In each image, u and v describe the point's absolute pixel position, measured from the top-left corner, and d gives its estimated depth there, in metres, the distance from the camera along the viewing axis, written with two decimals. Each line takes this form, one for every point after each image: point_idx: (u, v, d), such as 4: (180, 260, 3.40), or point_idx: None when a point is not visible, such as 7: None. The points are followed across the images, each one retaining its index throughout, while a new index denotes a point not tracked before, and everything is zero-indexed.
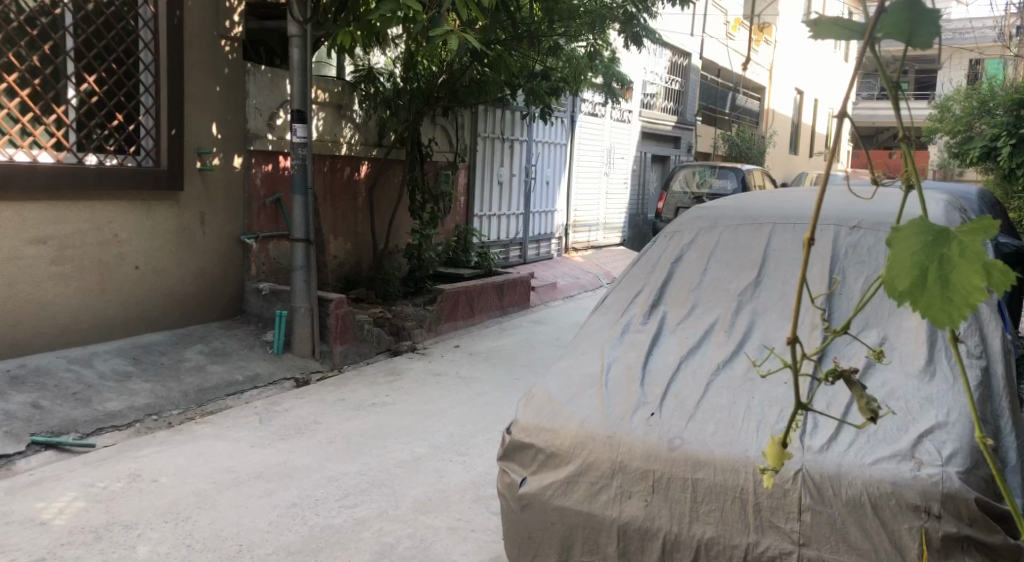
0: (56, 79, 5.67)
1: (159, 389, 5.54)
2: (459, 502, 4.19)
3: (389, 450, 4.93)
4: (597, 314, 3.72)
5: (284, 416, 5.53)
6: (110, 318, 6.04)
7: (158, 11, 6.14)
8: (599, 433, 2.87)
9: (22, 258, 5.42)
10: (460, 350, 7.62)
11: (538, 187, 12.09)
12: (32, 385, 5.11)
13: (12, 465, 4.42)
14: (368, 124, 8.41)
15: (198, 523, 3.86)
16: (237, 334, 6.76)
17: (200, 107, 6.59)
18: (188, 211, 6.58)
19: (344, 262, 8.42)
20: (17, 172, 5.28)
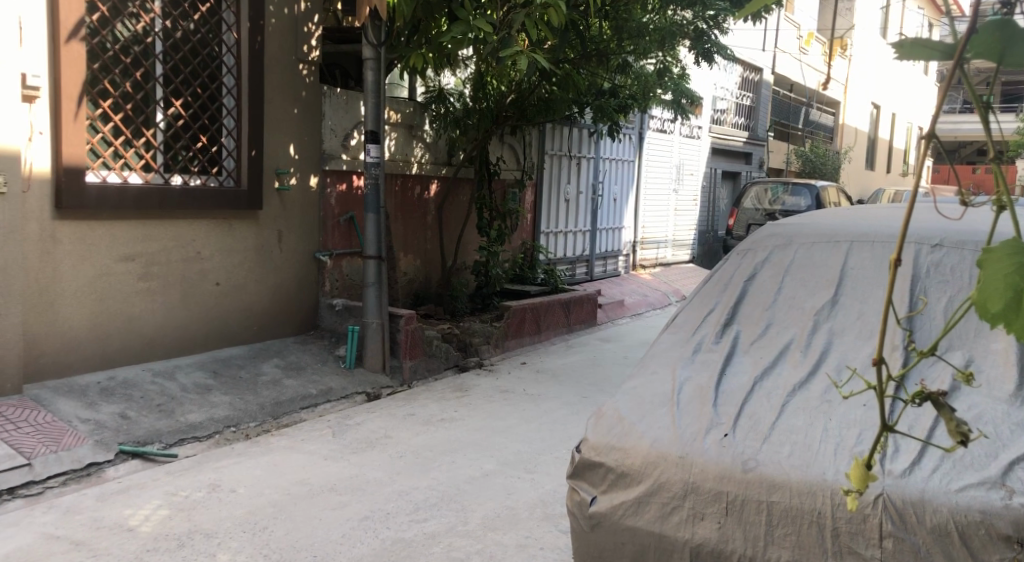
0: (147, 104, 5.94)
1: (238, 402, 5.72)
2: (528, 519, 4.20)
3: (458, 465, 4.98)
4: (667, 333, 3.70)
5: (356, 430, 5.65)
6: (192, 332, 6.28)
7: (240, 37, 6.41)
8: (670, 454, 2.85)
9: (112, 275, 5.68)
10: (528, 367, 7.64)
11: (605, 204, 12.06)
12: (120, 397, 5.35)
13: (101, 473, 4.62)
14: (438, 144, 8.56)
15: (275, 533, 3.97)
16: (312, 349, 6.93)
17: (279, 130, 6.83)
18: (266, 229, 6.80)
19: (413, 278, 8.55)
20: (110, 193, 5.57)
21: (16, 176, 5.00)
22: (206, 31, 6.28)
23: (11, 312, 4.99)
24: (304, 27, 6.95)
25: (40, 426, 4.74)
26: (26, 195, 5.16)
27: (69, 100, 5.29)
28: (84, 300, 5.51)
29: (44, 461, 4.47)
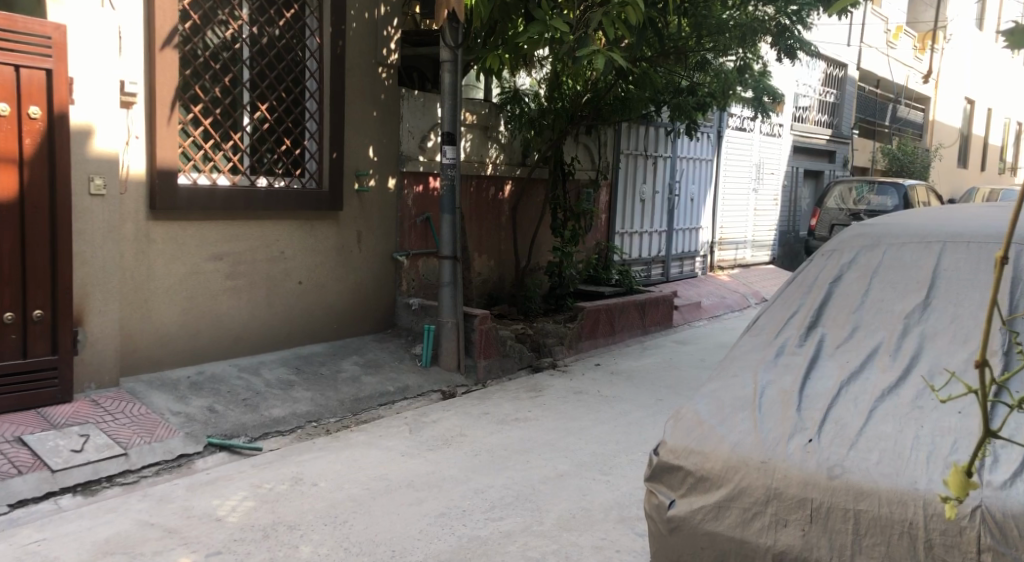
0: (234, 109, 6.17)
1: (319, 398, 5.87)
2: (603, 521, 4.18)
3: (533, 465, 4.99)
4: (748, 336, 3.61)
5: (433, 427, 5.72)
6: (275, 330, 6.47)
7: (323, 42, 6.57)
8: (751, 458, 2.79)
9: (202, 273, 5.90)
10: (602, 369, 7.60)
11: (682, 204, 11.89)
12: (209, 391, 5.56)
13: (191, 464, 4.81)
14: (513, 145, 8.58)
15: (354, 527, 4.06)
16: (389, 347, 7.06)
17: (359, 132, 6.97)
18: (346, 230, 6.96)
19: (487, 278, 8.61)
20: (201, 194, 5.78)
21: (114, 179, 5.24)
22: (291, 37, 6.46)
23: (110, 308, 5.27)
24: (384, 31, 7.08)
25: (135, 418, 4.98)
26: (123, 197, 5.40)
27: (163, 106, 5.50)
28: (175, 297, 5.75)
29: (139, 451, 4.68)
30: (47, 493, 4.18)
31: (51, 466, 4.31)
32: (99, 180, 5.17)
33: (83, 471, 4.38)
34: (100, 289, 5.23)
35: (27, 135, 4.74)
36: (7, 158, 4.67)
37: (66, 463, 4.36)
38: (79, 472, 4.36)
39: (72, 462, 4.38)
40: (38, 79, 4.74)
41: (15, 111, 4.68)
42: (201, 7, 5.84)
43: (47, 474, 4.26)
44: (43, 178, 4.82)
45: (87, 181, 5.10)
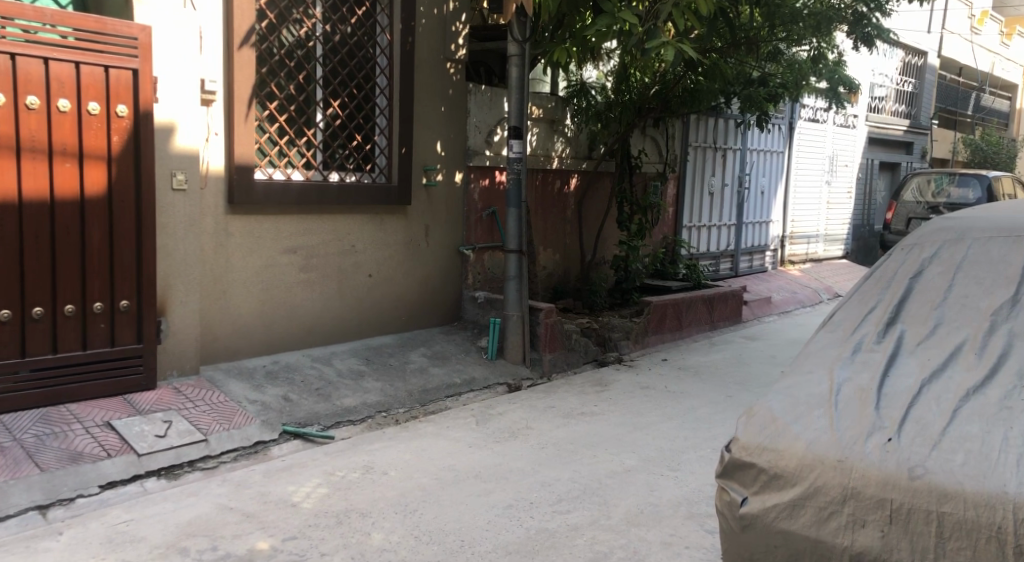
0: (308, 105, 6.31)
1: (388, 388, 5.97)
2: (672, 517, 4.15)
3: (600, 460, 4.98)
4: (823, 332, 3.53)
5: (499, 420, 5.76)
6: (346, 322, 6.61)
7: (393, 39, 6.66)
8: (828, 457, 2.74)
9: (278, 266, 6.07)
10: (669, 364, 7.53)
11: (752, 197, 11.68)
12: (283, 380, 5.73)
13: (267, 451, 4.95)
14: (579, 138, 8.56)
15: (424, 516, 4.12)
16: (456, 340, 7.14)
17: (428, 127, 7.06)
18: (415, 224, 7.06)
19: (553, 272, 8.62)
20: (276, 189, 5.94)
21: (195, 175, 5.42)
22: (362, 34, 6.57)
23: (190, 299, 5.46)
24: (453, 26, 7.13)
25: (214, 406, 5.16)
26: (203, 192, 5.59)
27: (241, 103, 5.67)
28: (251, 289, 5.93)
29: (218, 437, 4.84)
30: (134, 476, 4.36)
31: (137, 451, 4.49)
32: (181, 176, 5.36)
33: (167, 456, 4.55)
34: (182, 281, 5.42)
35: (116, 133, 4.93)
36: (97, 155, 4.87)
37: (151, 448, 4.54)
38: (163, 456, 4.54)
39: (157, 447, 4.56)
40: (125, 79, 4.93)
41: (105, 110, 4.88)
42: (277, 6, 5.99)
43: (134, 458, 4.45)
44: (130, 175, 5.02)
45: (169, 177, 5.29)
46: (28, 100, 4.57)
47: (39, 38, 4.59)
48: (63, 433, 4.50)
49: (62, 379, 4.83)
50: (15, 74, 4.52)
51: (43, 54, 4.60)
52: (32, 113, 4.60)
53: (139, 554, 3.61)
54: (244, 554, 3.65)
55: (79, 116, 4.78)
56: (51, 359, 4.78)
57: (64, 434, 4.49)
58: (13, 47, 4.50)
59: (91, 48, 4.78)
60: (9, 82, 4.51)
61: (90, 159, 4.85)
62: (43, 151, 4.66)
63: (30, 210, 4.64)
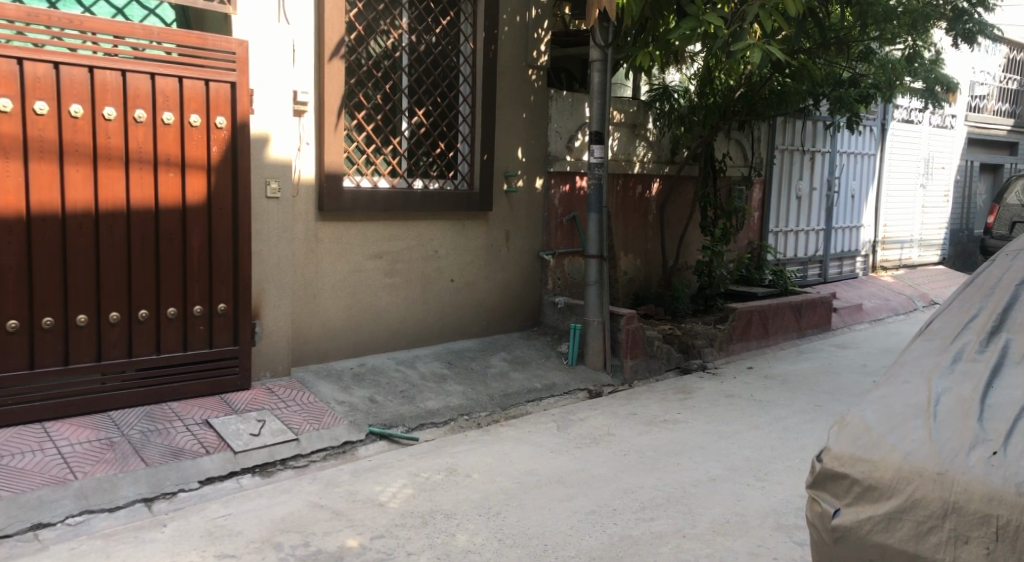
0: (394, 114, 6.46)
1: (470, 392, 6.05)
2: (759, 528, 4.07)
3: (684, 468, 4.92)
4: (920, 340, 3.39)
5: (580, 425, 5.76)
6: (428, 326, 6.73)
7: (476, 47, 6.75)
8: (927, 469, 2.64)
9: (363, 271, 6.23)
10: (755, 372, 7.38)
11: (842, 201, 11.32)
12: (369, 382, 5.87)
13: (354, 451, 5.08)
14: (661, 142, 8.43)
15: (507, 519, 4.16)
16: (536, 345, 7.18)
17: (509, 133, 7.12)
18: (496, 229, 7.14)
19: (634, 278, 8.55)
20: (363, 197, 6.09)
21: (288, 183, 5.62)
22: (446, 43, 6.68)
23: (282, 302, 5.66)
24: (535, 33, 7.18)
25: (304, 406, 5.34)
26: (295, 200, 5.78)
27: (331, 114, 5.85)
28: (339, 293, 6.10)
29: (309, 437, 5.00)
30: (231, 472, 4.55)
31: (233, 448, 4.68)
32: (275, 184, 5.56)
33: (261, 454, 4.73)
34: (274, 285, 5.62)
35: (215, 143, 5.16)
36: (198, 165, 5.11)
37: (246, 446, 4.73)
38: (257, 454, 4.71)
39: (251, 445, 4.75)
40: (224, 92, 5.15)
41: (205, 121, 5.11)
42: (366, 18, 6.15)
43: (230, 455, 4.64)
44: (227, 183, 5.25)
45: (263, 185, 5.50)
46: (136, 113, 4.82)
47: (147, 55, 4.84)
48: (165, 430, 4.73)
49: (164, 378, 5.07)
50: (125, 88, 4.78)
51: (150, 70, 4.85)
52: (139, 125, 4.85)
53: (237, 547, 3.76)
54: (335, 551, 3.76)
55: (182, 128, 5.02)
56: (154, 359, 5.03)
57: (167, 431, 4.72)
58: (123, 63, 4.75)
59: (193, 63, 5.02)
60: (120, 96, 4.77)
61: (191, 168, 5.08)
62: (149, 161, 4.92)
63: (137, 217, 4.90)
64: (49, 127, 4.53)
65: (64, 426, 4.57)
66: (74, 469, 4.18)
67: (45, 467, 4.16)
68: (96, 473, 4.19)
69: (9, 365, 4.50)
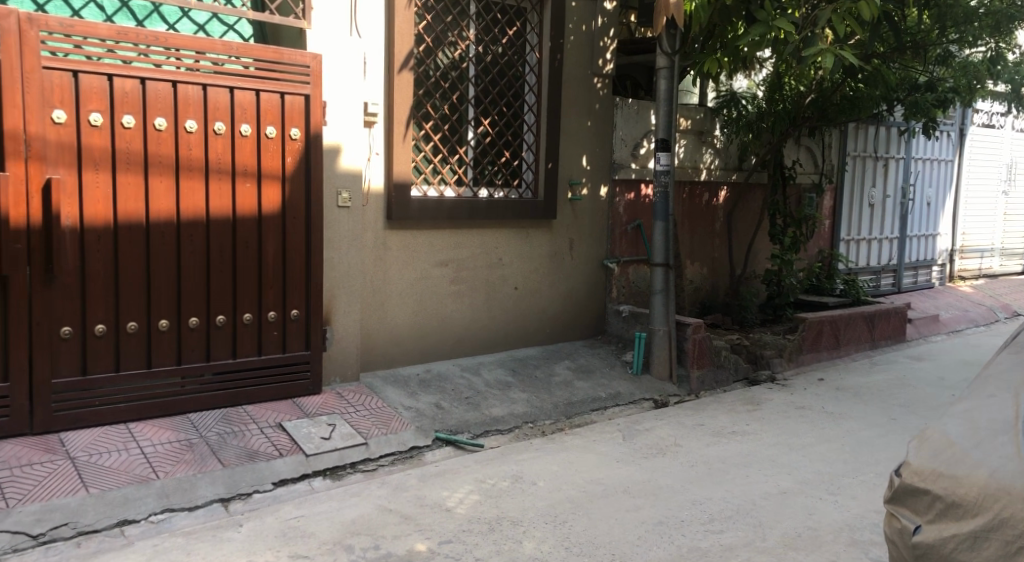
0: (461, 124, 6.53)
1: (535, 400, 6.06)
2: (833, 543, 3.98)
3: (753, 480, 4.84)
4: (1006, 353, 3.27)
5: (646, 435, 5.72)
6: (492, 333, 6.78)
7: (542, 56, 6.79)
8: (1015, 487, 2.55)
9: (429, 278, 6.31)
10: (826, 384, 7.20)
11: (917, 208, 10.99)
12: (435, 388, 5.95)
13: (421, 456, 5.15)
14: (729, 149, 8.32)
15: (574, 527, 4.16)
16: (601, 353, 7.16)
17: (574, 142, 7.13)
18: (560, 237, 7.16)
19: (701, 287, 8.45)
20: (430, 205, 6.18)
21: (358, 193, 5.74)
22: (513, 53, 6.73)
23: (351, 309, 5.77)
24: (601, 41, 7.18)
25: (372, 411, 5.44)
26: (365, 209, 5.90)
27: (400, 125, 5.96)
28: (406, 300, 6.20)
29: (377, 441, 5.09)
30: (303, 474, 4.66)
31: (305, 451, 4.79)
32: (346, 194, 5.68)
33: (331, 457, 4.83)
34: (344, 292, 5.73)
35: (289, 154, 5.31)
36: (273, 175, 5.26)
37: (318, 449, 4.83)
38: (327, 457, 4.82)
39: (322, 448, 4.85)
40: (298, 104, 5.30)
41: (280, 133, 5.26)
42: (434, 30, 6.26)
43: (302, 457, 4.75)
44: (301, 193, 5.39)
45: (335, 194, 5.63)
46: (216, 126, 5.00)
47: (226, 69, 5.01)
48: (241, 432, 4.88)
49: (240, 381, 5.23)
50: (206, 102, 4.96)
51: (229, 85, 5.02)
52: (219, 137, 5.02)
53: (310, 548, 3.85)
54: (404, 554, 3.81)
55: (259, 139, 5.19)
56: (231, 363, 5.19)
57: (242, 433, 4.87)
58: (204, 78, 4.93)
59: (270, 77, 5.17)
60: (201, 110, 4.95)
61: (267, 178, 5.24)
62: (227, 172, 5.09)
63: (216, 226, 5.07)
64: (135, 140, 4.73)
65: (146, 428, 4.75)
66: (157, 469, 4.35)
67: (129, 466, 4.33)
68: (177, 473, 4.35)
69: (96, 368, 4.70)
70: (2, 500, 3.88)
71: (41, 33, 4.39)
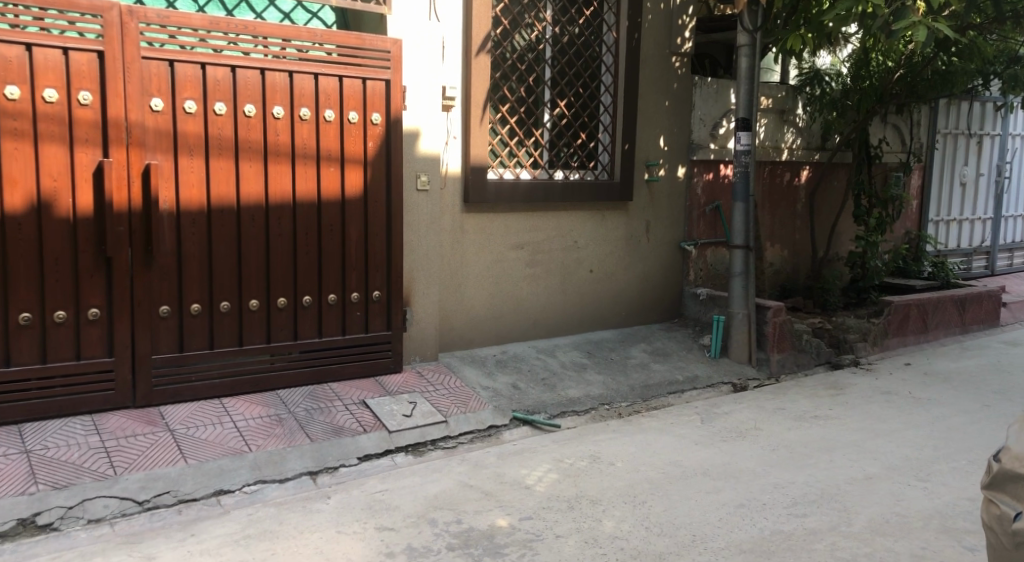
0: (537, 106, 6.53)
1: (611, 382, 6.07)
2: (923, 530, 3.89)
3: (837, 465, 4.74)
4: None
5: (725, 419, 5.66)
6: (567, 316, 6.81)
7: (619, 36, 6.73)
8: None
9: (506, 261, 6.37)
10: (913, 369, 6.99)
11: (1013, 187, 10.48)
12: (512, 369, 6.02)
13: (499, 435, 5.22)
14: (812, 128, 8.10)
15: (654, 508, 4.16)
16: (677, 336, 7.10)
17: (652, 123, 7.07)
18: (636, 219, 7.11)
19: (781, 269, 8.29)
20: (506, 188, 6.23)
21: (437, 176, 5.80)
22: (589, 34, 6.70)
23: (430, 290, 5.87)
24: (679, 19, 7.07)
25: (451, 390, 5.54)
26: (443, 191, 5.98)
27: (477, 108, 6.01)
28: (483, 282, 6.28)
29: (457, 419, 5.19)
30: (386, 450, 4.79)
31: (388, 428, 4.92)
32: (425, 177, 5.75)
33: (413, 434, 4.95)
34: (423, 274, 5.83)
35: (371, 139, 5.42)
36: (356, 159, 5.38)
37: (400, 426, 4.96)
38: (409, 435, 4.93)
39: (404, 425, 4.97)
40: (379, 89, 5.40)
41: (362, 118, 5.38)
42: (511, 12, 6.26)
43: (385, 434, 4.88)
44: (382, 177, 5.50)
45: (414, 178, 5.71)
46: (301, 112, 5.14)
47: (311, 56, 5.14)
48: (327, 408, 5.04)
49: (324, 359, 5.39)
50: (292, 88, 5.11)
51: (314, 71, 5.15)
52: (304, 123, 5.16)
53: (395, 521, 3.97)
54: (486, 529, 3.89)
55: (341, 124, 5.31)
56: (316, 342, 5.35)
57: (328, 410, 5.03)
58: (291, 65, 5.07)
59: (352, 63, 5.28)
60: (287, 96, 5.10)
61: (350, 163, 5.37)
62: (313, 157, 5.23)
63: (302, 209, 5.22)
64: (226, 126, 4.91)
65: (239, 403, 4.96)
66: (249, 442, 4.54)
67: (224, 439, 4.53)
68: (267, 447, 4.53)
69: (193, 345, 4.92)
70: (110, 467, 4.12)
71: (140, 24, 4.58)
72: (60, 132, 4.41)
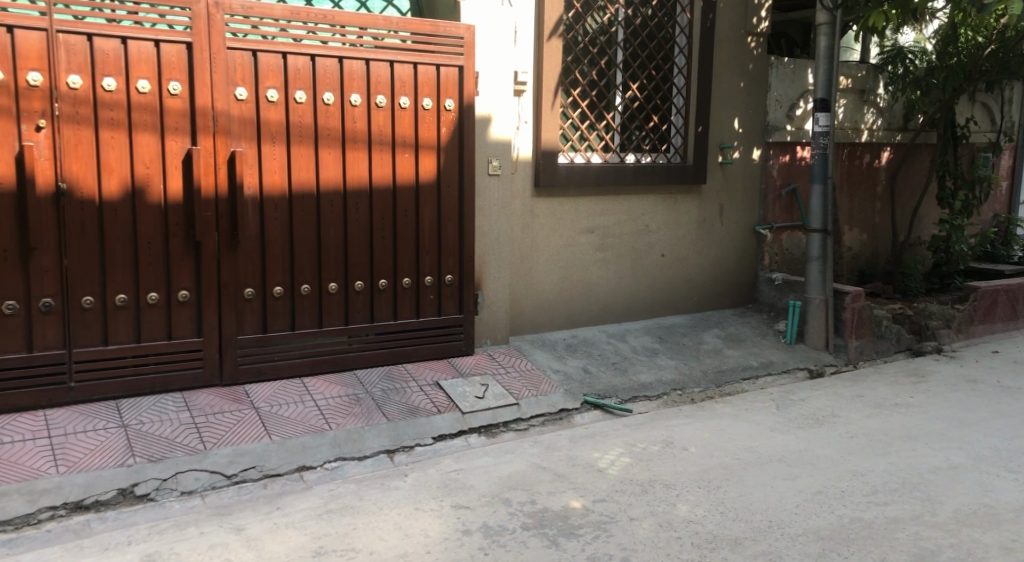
0: (608, 90, 6.50)
1: (683, 367, 6.04)
2: (1013, 522, 3.77)
3: (920, 454, 4.62)
4: None
5: (802, 405, 5.57)
6: (638, 300, 6.78)
7: (694, 17, 6.62)
8: None
9: (576, 245, 6.39)
10: (1001, 357, 6.73)
11: None
12: (583, 353, 6.04)
13: (571, 418, 5.25)
14: (894, 108, 7.85)
15: (729, 493, 4.14)
16: (751, 322, 7.00)
17: (726, 104, 6.95)
18: (709, 203, 7.02)
19: (860, 253, 8.07)
20: (577, 172, 6.22)
21: (508, 160, 5.83)
22: (663, 15, 6.60)
23: (501, 274, 5.93)
24: None
25: (523, 373, 5.60)
26: (514, 176, 6.01)
27: (549, 93, 6.02)
28: (553, 266, 6.31)
29: (528, 402, 5.24)
30: (460, 431, 4.87)
31: (461, 409, 5.01)
32: (497, 162, 5.79)
33: (486, 416, 5.02)
34: (495, 257, 5.88)
35: (444, 125, 5.50)
36: (430, 145, 5.46)
37: (473, 407, 5.04)
38: (482, 416, 5.01)
39: (477, 406, 5.05)
40: (453, 76, 5.46)
41: (436, 104, 5.45)
42: None
43: (459, 415, 4.97)
44: (455, 162, 5.57)
45: (487, 162, 5.75)
46: (378, 99, 5.23)
47: (387, 44, 5.22)
48: (402, 389, 5.16)
49: (400, 341, 5.51)
50: (368, 76, 5.20)
51: (389, 59, 5.24)
52: (380, 110, 5.26)
53: (470, 499, 4.05)
54: (560, 510, 3.93)
55: (416, 111, 5.39)
56: (392, 324, 5.47)
57: (404, 390, 5.15)
58: (367, 53, 5.17)
59: (426, 50, 5.35)
60: (363, 84, 5.20)
61: (424, 149, 5.45)
62: (388, 143, 5.33)
63: (378, 194, 5.33)
64: (306, 114, 5.04)
65: (319, 383, 5.12)
66: (329, 420, 4.68)
67: (306, 417, 4.69)
68: (347, 425, 4.67)
69: (275, 326, 5.10)
70: (200, 442, 4.31)
71: (225, 16, 4.74)
72: (151, 121, 4.61)
